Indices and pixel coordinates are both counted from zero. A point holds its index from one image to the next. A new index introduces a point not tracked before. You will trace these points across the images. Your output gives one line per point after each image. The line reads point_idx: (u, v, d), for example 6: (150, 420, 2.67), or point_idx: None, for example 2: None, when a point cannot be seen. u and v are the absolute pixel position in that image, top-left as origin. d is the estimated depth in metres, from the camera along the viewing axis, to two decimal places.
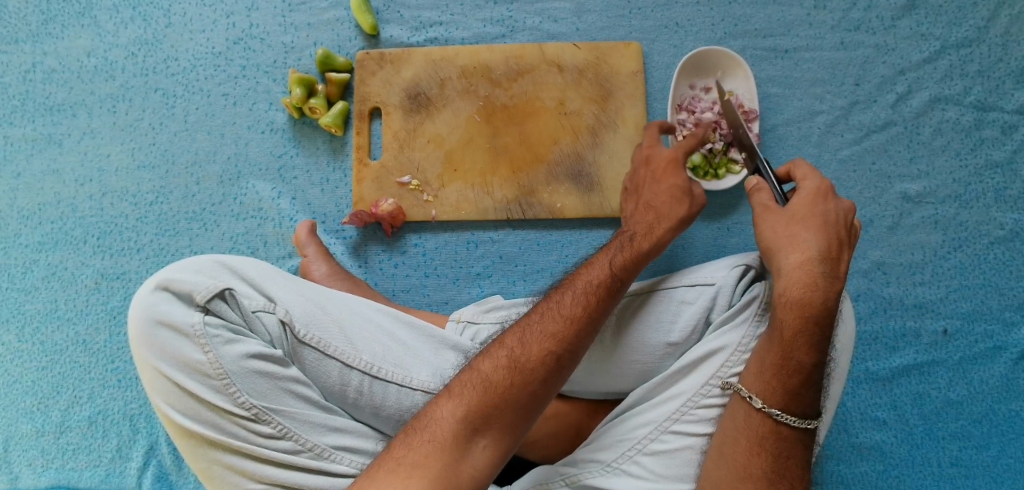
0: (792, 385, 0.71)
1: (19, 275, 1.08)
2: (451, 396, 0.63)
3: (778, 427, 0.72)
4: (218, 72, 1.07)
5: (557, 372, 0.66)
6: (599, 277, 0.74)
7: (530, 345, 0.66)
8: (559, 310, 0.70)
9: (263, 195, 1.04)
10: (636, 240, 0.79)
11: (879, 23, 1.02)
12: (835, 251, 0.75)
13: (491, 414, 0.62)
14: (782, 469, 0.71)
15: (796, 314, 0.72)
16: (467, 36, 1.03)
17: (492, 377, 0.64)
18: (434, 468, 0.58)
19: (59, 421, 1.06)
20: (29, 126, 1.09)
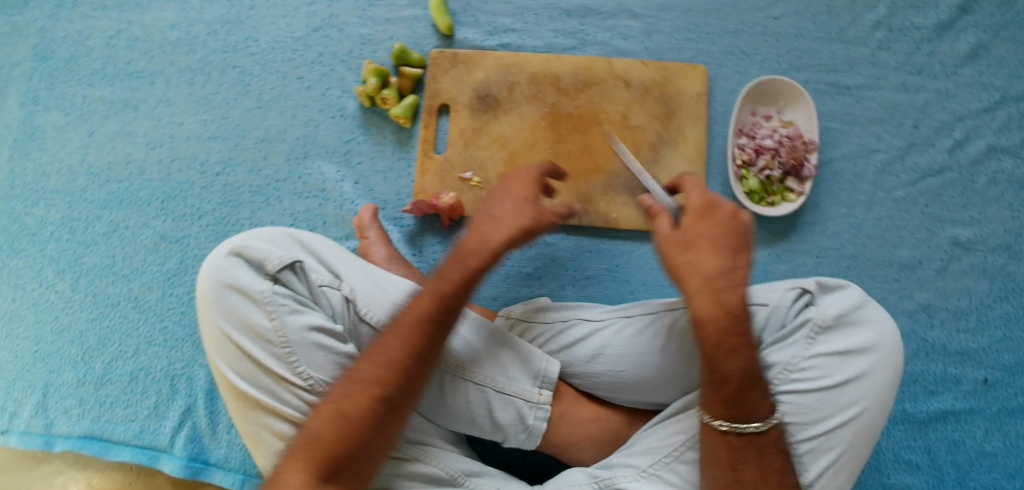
0: (728, 394, 0.74)
1: (80, 228, 1.10)
2: (297, 454, 0.69)
3: (729, 437, 0.75)
4: (294, 56, 1.10)
5: (382, 423, 0.71)
6: (418, 311, 0.76)
7: (359, 396, 0.71)
8: (380, 357, 0.73)
9: (327, 178, 1.07)
10: (470, 261, 0.83)
11: (941, 69, 1.04)
12: (732, 267, 0.77)
13: (336, 464, 0.69)
14: (752, 479, 0.74)
15: (711, 330, 0.74)
16: (538, 44, 1.07)
17: (317, 427, 0.70)
18: None
19: (100, 374, 1.07)
20: (107, 89, 1.13)
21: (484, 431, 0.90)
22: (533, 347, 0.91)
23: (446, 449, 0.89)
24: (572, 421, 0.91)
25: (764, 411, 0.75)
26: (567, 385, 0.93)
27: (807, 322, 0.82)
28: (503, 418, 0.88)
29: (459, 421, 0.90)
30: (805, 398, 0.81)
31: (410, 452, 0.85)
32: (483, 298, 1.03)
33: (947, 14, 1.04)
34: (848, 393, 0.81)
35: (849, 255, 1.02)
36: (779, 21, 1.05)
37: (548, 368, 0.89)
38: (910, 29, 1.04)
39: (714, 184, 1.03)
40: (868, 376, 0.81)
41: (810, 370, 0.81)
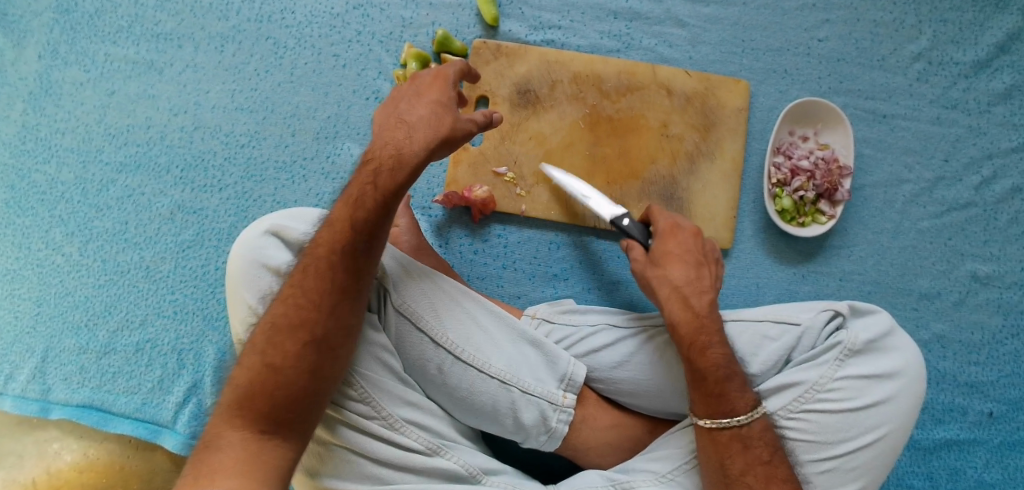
0: (710, 391, 0.79)
1: (93, 191, 1.06)
2: (223, 413, 0.67)
3: (715, 434, 0.79)
4: (332, 32, 1.08)
5: (318, 358, 0.70)
6: (329, 244, 0.73)
7: (285, 344, 0.70)
8: (296, 299, 0.72)
9: (357, 160, 1.05)
10: (378, 177, 0.74)
11: (975, 105, 1.05)
12: (695, 275, 0.86)
13: (266, 412, 0.67)
14: (739, 474, 0.77)
15: (686, 332, 0.82)
16: (583, 44, 1.06)
17: (243, 379, 0.69)
18: (240, 470, 0.63)
19: (104, 342, 1.03)
20: (131, 49, 1.09)
21: (506, 431, 0.88)
22: (559, 348, 0.89)
23: (468, 447, 0.85)
24: (593, 426, 0.90)
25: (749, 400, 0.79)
26: (590, 389, 0.92)
27: (838, 344, 0.82)
28: (528, 418, 0.86)
29: (482, 418, 0.86)
30: (830, 418, 0.81)
31: (431, 448, 0.82)
32: (507, 295, 1.02)
33: (986, 51, 1.05)
34: (873, 416, 0.81)
35: (871, 280, 1.03)
36: (823, 43, 1.06)
37: (574, 370, 0.88)
38: (949, 64, 1.06)
39: (746, 200, 1.04)
40: (893, 400, 0.81)
41: (837, 391, 0.81)
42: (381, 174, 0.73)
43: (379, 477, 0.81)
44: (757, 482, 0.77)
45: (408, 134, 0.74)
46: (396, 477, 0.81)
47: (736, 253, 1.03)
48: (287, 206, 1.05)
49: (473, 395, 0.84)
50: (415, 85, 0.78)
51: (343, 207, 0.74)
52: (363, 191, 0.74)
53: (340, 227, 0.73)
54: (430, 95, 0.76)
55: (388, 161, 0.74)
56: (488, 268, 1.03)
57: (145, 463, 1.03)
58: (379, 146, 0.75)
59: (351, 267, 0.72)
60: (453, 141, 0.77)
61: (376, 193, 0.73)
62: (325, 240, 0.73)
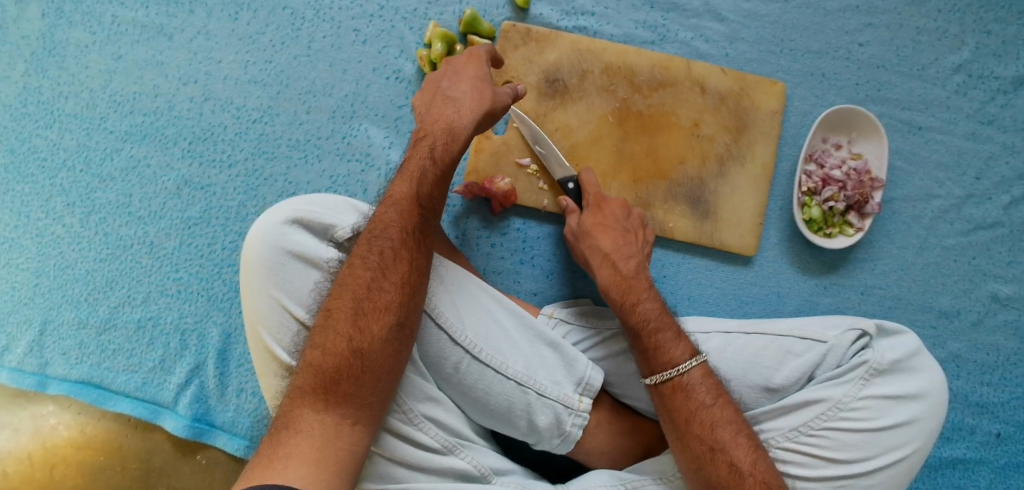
0: (646, 345, 0.80)
1: (95, 160, 1.02)
2: (306, 396, 0.66)
3: (660, 386, 0.78)
4: (353, 5, 1.02)
5: (400, 341, 0.70)
6: (402, 224, 0.74)
7: (369, 326, 0.69)
8: (385, 280, 0.71)
9: (374, 142, 1.01)
10: (435, 152, 0.78)
11: (1011, 123, 1.03)
12: (625, 242, 0.89)
13: (348, 396, 0.66)
14: (686, 423, 0.75)
15: (619, 293, 0.84)
16: (616, 33, 1.01)
17: (325, 363, 0.67)
18: (315, 454, 0.62)
19: (105, 317, 1.00)
20: (140, 11, 1.02)
21: (519, 432, 0.86)
22: (576, 350, 0.87)
23: (481, 446, 0.84)
24: (606, 431, 0.89)
25: (687, 349, 0.79)
26: (604, 393, 0.91)
27: (865, 362, 0.82)
28: (542, 422, 0.83)
29: (495, 419, 0.84)
30: (852, 436, 0.80)
31: (446, 447, 0.80)
32: (523, 291, 1.00)
33: None
34: (895, 436, 0.80)
35: (893, 295, 1.01)
36: (864, 48, 1.02)
37: (591, 375, 0.85)
38: (990, 78, 1.02)
39: (773, 207, 1.01)
40: (916, 422, 0.80)
41: (860, 410, 0.80)
42: (435, 147, 0.78)
43: (395, 475, 0.79)
44: (704, 429, 0.74)
45: (457, 110, 0.80)
46: (411, 475, 0.79)
47: (760, 260, 1.01)
48: (300, 187, 1.01)
49: (491, 396, 0.82)
50: (455, 60, 0.83)
51: (415, 190, 0.76)
52: (420, 168, 0.78)
53: (411, 208, 0.75)
54: (471, 73, 0.81)
55: (443, 137, 0.79)
56: (505, 262, 1.00)
57: (144, 443, 1.00)
58: (430, 124, 0.80)
59: (425, 247, 0.75)
60: (494, 116, 0.82)
61: (436, 171, 0.78)
62: (397, 220, 0.74)
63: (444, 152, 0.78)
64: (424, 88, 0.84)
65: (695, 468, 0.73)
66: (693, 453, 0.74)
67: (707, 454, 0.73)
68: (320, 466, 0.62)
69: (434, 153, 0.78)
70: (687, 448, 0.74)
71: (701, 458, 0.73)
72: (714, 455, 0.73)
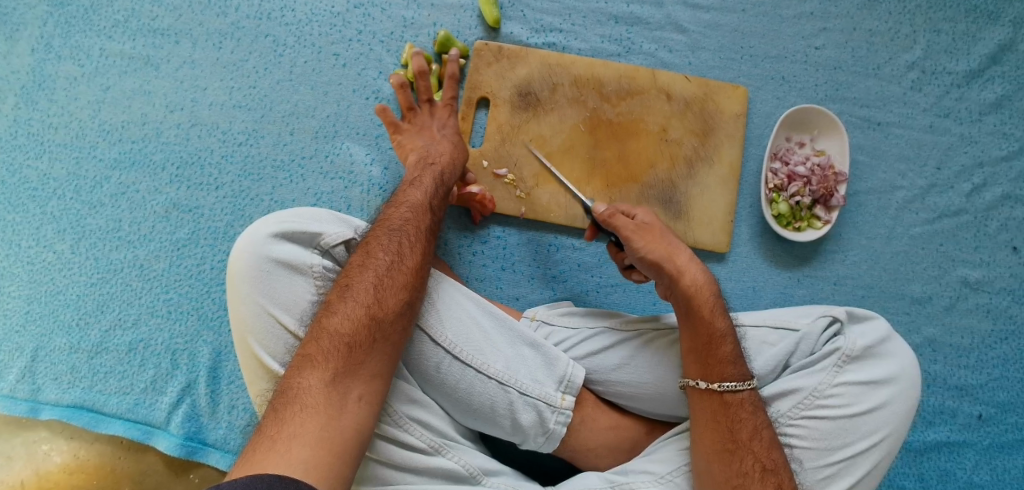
0: (726, 353, 0.80)
1: (86, 188, 1.05)
2: (316, 365, 0.68)
3: (725, 397, 0.79)
4: (333, 31, 1.07)
5: (411, 318, 0.75)
6: (416, 219, 0.81)
7: (386, 300, 0.73)
8: (403, 263, 0.76)
9: (356, 159, 1.05)
10: (446, 174, 0.88)
11: (967, 114, 1.07)
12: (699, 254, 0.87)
13: (360, 366, 0.69)
14: (747, 439, 0.77)
15: (707, 298, 0.82)
16: (584, 48, 1.06)
17: (342, 331, 0.70)
18: (322, 424, 0.64)
19: (97, 341, 1.02)
20: (127, 44, 1.07)
21: (504, 432, 0.87)
22: (557, 350, 0.89)
23: (468, 447, 0.85)
24: (592, 428, 0.90)
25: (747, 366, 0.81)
26: (589, 392, 0.92)
27: (838, 349, 0.83)
28: (526, 420, 0.85)
29: (480, 419, 0.86)
30: (830, 423, 0.82)
31: (433, 447, 0.81)
32: (506, 296, 1.02)
33: (977, 62, 1.07)
34: (871, 421, 0.82)
35: (865, 285, 1.04)
36: (820, 51, 1.08)
37: (573, 373, 0.87)
38: (942, 73, 1.08)
39: (743, 205, 1.05)
40: (889, 405, 0.82)
41: (837, 397, 0.82)
42: (441, 174, 0.88)
43: (384, 477, 0.80)
44: (760, 447, 0.77)
45: (454, 147, 0.92)
46: (400, 477, 0.81)
47: (734, 256, 1.04)
48: (286, 205, 1.04)
49: (477, 396, 0.83)
50: (438, 108, 0.95)
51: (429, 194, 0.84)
52: (431, 181, 0.86)
53: (424, 209, 0.82)
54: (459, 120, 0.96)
55: (449, 167, 0.89)
56: (487, 269, 1.02)
57: (137, 465, 1.01)
58: (435, 156, 0.90)
59: (433, 245, 0.82)
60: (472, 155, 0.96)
61: (444, 190, 0.87)
62: (411, 216, 0.81)
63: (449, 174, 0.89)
64: (411, 138, 0.93)
65: (737, 483, 0.75)
66: (742, 468, 0.76)
67: (758, 472, 0.76)
68: (327, 439, 0.63)
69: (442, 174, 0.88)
70: (738, 462, 0.76)
71: (751, 474, 0.75)
72: (765, 473, 0.76)
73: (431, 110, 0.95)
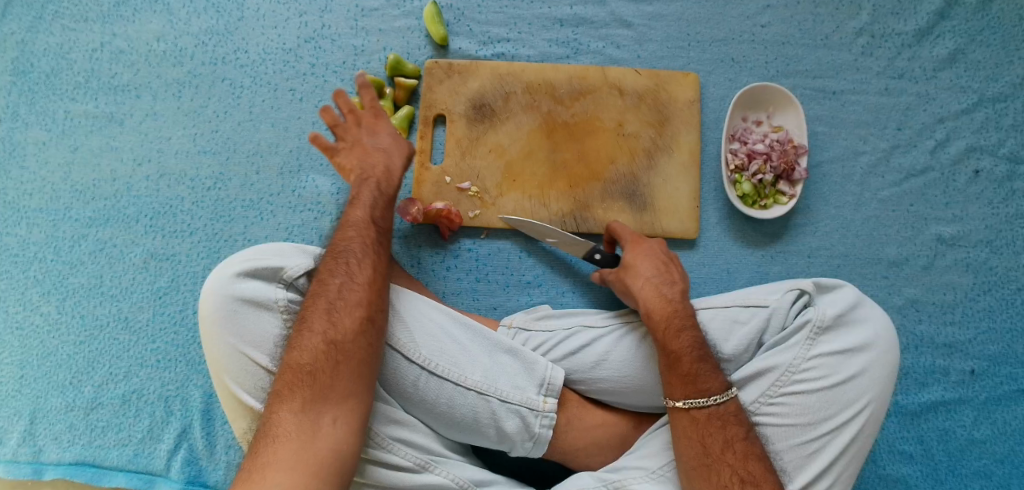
0: (683, 371, 0.81)
1: (65, 248, 1.08)
2: (284, 397, 0.71)
3: (693, 413, 0.79)
4: (287, 68, 1.09)
5: (373, 332, 0.76)
6: (361, 238, 0.83)
7: (342, 321, 0.76)
8: (354, 281, 0.79)
9: (322, 190, 1.06)
10: (385, 187, 0.90)
11: (921, 73, 1.07)
12: (668, 271, 0.89)
13: (328, 390, 0.71)
14: (720, 452, 0.76)
15: (661, 317, 0.84)
16: (532, 54, 1.08)
17: (303, 360, 0.73)
18: (295, 452, 0.66)
19: (91, 397, 1.04)
20: (91, 103, 1.10)
21: (491, 441, 0.88)
22: (536, 354, 0.90)
23: (456, 460, 0.86)
24: (579, 427, 0.91)
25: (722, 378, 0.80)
26: (572, 391, 0.93)
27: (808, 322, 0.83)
28: (511, 427, 0.86)
29: (464, 431, 0.87)
30: (808, 398, 0.82)
31: (420, 464, 0.82)
32: (483, 307, 1.03)
33: (925, 20, 1.08)
34: (850, 391, 0.82)
35: (840, 254, 1.04)
36: (766, 29, 1.08)
37: (552, 374, 0.88)
38: (891, 35, 1.08)
39: (708, 189, 1.06)
40: (867, 372, 0.82)
41: (812, 370, 0.82)
42: (379, 187, 0.90)
43: None
44: (735, 460, 0.75)
45: (389, 157, 0.93)
46: None
47: (704, 241, 1.04)
48: (259, 242, 1.06)
49: (456, 408, 0.84)
50: (362, 119, 0.94)
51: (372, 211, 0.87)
52: (371, 196, 0.88)
53: (369, 227, 0.85)
54: (388, 126, 0.95)
55: (384, 178, 0.91)
56: (462, 283, 1.03)
57: None
58: (371, 170, 0.91)
59: (386, 259, 0.84)
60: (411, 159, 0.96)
61: (386, 201, 0.89)
62: (356, 237, 0.83)
63: (388, 187, 0.91)
64: (345, 155, 0.93)
65: None
66: (720, 482, 0.75)
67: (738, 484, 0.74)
68: (303, 464, 0.66)
69: (382, 189, 0.90)
70: (716, 475, 0.75)
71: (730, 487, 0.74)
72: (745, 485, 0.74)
73: (357, 123, 0.94)
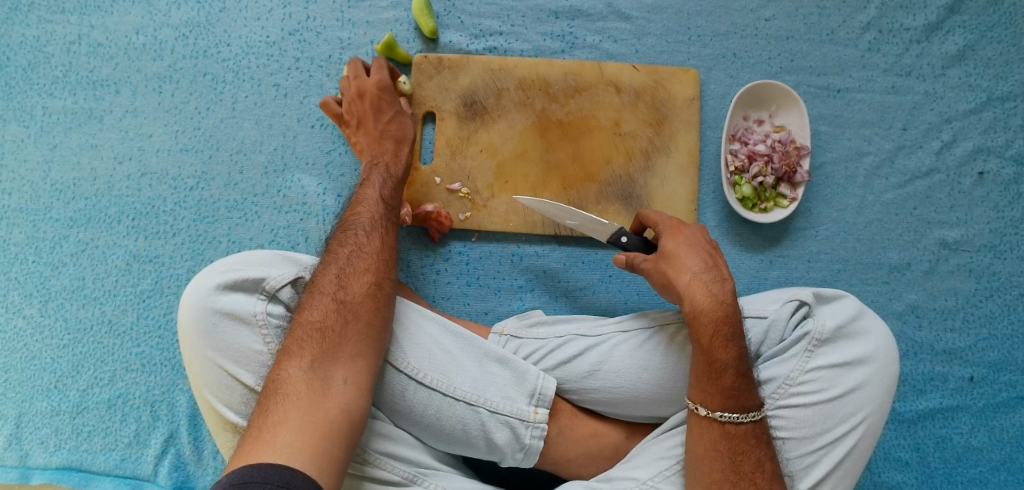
0: (725, 385, 0.76)
1: (46, 249, 1.05)
2: (293, 355, 0.70)
3: (727, 429, 0.76)
4: (271, 62, 1.05)
5: (380, 298, 0.76)
6: (371, 212, 0.83)
7: (351, 286, 0.75)
8: (363, 248, 0.79)
9: (308, 190, 1.03)
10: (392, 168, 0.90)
11: (929, 70, 1.03)
12: (712, 263, 0.82)
13: (337, 349, 0.71)
14: (750, 471, 0.75)
15: (710, 322, 0.78)
16: (526, 48, 1.04)
17: (313, 321, 0.72)
18: (305, 408, 0.66)
19: (76, 401, 1.02)
20: (69, 99, 1.06)
21: (481, 452, 0.86)
22: (528, 363, 0.87)
23: (444, 472, 0.84)
24: (570, 438, 0.89)
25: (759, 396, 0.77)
26: (564, 400, 0.91)
27: (807, 334, 0.81)
28: (500, 438, 0.84)
29: (454, 443, 0.85)
30: (805, 411, 0.80)
31: (408, 478, 0.81)
32: (474, 312, 1.01)
33: (935, 14, 1.03)
34: (847, 405, 0.80)
35: (840, 258, 1.01)
36: (770, 23, 1.04)
37: (543, 385, 0.85)
38: (900, 30, 1.04)
39: (706, 191, 1.02)
40: (865, 385, 0.81)
41: (810, 384, 0.80)
42: (388, 171, 0.89)
43: None
44: (765, 480, 0.75)
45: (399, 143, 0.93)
46: None
47: None
48: (244, 244, 1.03)
49: (445, 419, 0.83)
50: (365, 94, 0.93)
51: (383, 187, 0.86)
52: (380, 178, 0.88)
53: (379, 203, 0.84)
54: (392, 110, 0.94)
55: (393, 161, 0.91)
56: (452, 286, 1.01)
57: None
58: (378, 157, 0.91)
59: (396, 235, 0.83)
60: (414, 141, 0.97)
61: (395, 181, 0.89)
62: (366, 209, 0.83)
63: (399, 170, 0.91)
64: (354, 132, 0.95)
65: None
66: None
67: None
68: (312, 422, 0.65)
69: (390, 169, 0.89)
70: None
71: None
72: None
73: (361, 98, 0.93)
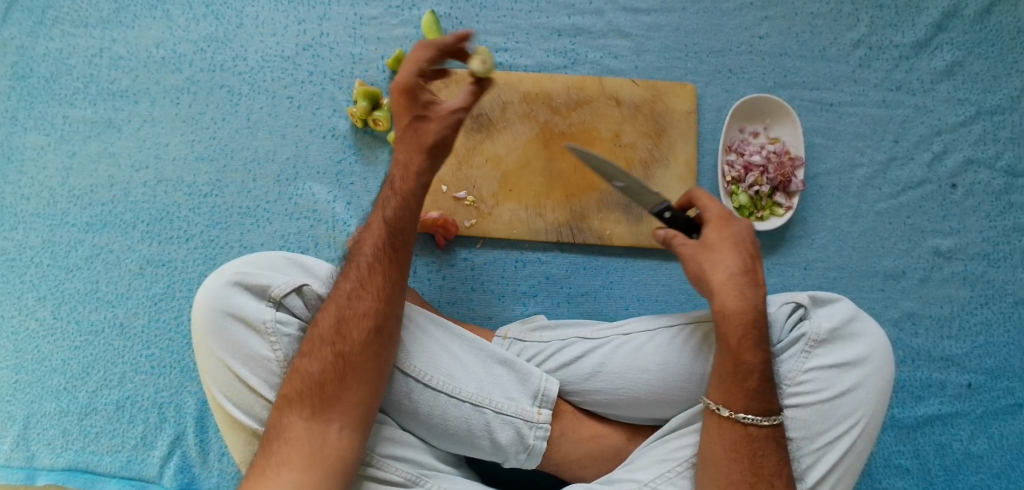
0: (751, 387, 0.77)
1: (61, 253, 1.08)
2: (292, 404, 0.71)
3: (750, 430, 0.77)
4: (285, 75, 1.10)
5: (380, 344, 0.75)
6: (374, 243, 0.78)
7: (351, 333, 0.74)
8: (364, 288, 0.76)
9: (319, 198, 1.07)
10: None
11: (918, 85, 1.07)
12: (750, 263, 0.80)
13: (335, 400, 0.72)
14: (770, 473, 0.77)
15: (739, 324, 0.78)
16: (530, 64, 1.08)
17: (312, 370, 0.73)
18: (302, 463, 0.68)
19: (85, 402, 1.04)
20: (89, 109, 1.11)
21: (485, 453, 0.88)
22: (531, 366, 0.89)
23: (447, 473, 0.85)
24: (572, 439, 0.90)
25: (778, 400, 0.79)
26: (566, 403, 0.92)
27: (802, 335, 0.83)
28: (504, 439, 0.86)
29: (459, 444, 0.86)
30: (804, 411, 0.82)
31: (410, 480, 0.82)
32: (478, 317, 1.03)
33: (923, 32, 1.08)
34: (845, 404, 0.82)
35: (836, 266, 1.04)
36: (764, 40, 1.08)
37: (547, 386, 0.87)
38: (889, 47, 1.08)
39: None
40: (862, 385, 0.82)
41: (808, 383, 0.82)
42: None
43: None
44: (782, 483, 0.77)
45: None
46: None
47: None
48: (255, 249, 1.06)
49: (450, 420, 0.84)
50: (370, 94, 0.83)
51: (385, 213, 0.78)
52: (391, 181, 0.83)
53: (382, 231, 0.78)
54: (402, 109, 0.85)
55: None
56: (457, 291, 1.03)
57: None
58: None
59: (409, 250, 0.79)
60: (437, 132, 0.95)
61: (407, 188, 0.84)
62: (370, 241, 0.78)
63: None
64: None
65: None
66: None
67: None
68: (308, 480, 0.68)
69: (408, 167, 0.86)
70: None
71: None
72: None
73: None
